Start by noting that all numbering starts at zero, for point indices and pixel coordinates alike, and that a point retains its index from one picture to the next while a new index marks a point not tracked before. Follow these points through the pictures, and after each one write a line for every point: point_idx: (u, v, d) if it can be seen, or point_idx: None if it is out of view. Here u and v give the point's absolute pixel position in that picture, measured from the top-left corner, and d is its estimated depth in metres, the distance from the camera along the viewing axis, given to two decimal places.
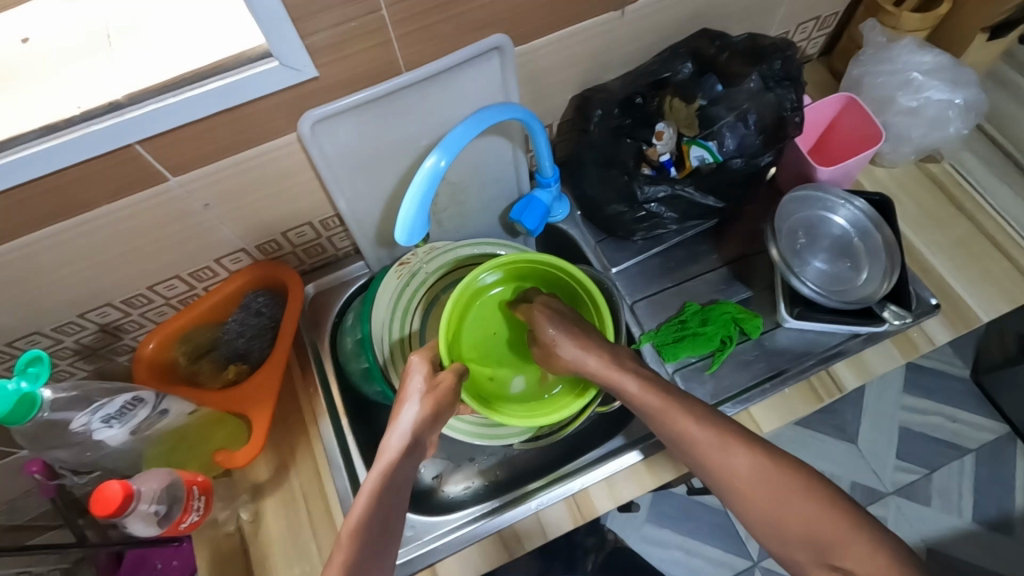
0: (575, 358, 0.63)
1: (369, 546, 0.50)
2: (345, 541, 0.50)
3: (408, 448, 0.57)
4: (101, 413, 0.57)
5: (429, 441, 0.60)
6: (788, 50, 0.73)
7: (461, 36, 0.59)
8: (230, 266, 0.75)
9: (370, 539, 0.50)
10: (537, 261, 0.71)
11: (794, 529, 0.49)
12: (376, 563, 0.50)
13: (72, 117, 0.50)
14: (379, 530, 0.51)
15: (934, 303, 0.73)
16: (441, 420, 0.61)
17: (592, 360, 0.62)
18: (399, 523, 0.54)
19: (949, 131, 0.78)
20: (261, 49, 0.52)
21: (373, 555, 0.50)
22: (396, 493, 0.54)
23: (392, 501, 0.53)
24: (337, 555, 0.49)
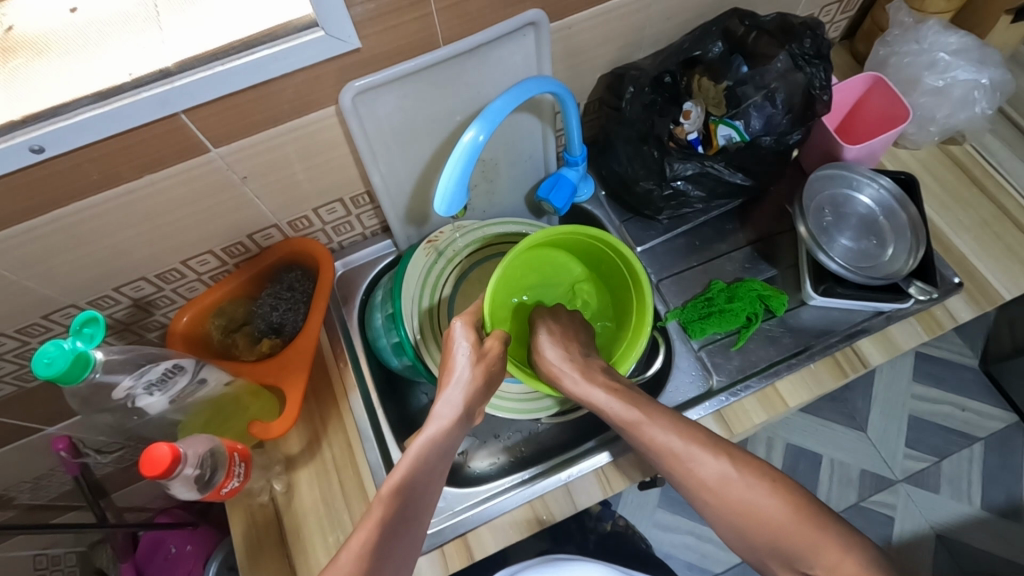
0: (555, 365, 0.64)
1: (405, 509, 0.50)
2: (383, 499, 0.50)
3: (456, 419, 0.57)
4: (145, 378, 0.58)
5: (474, 414, 0.60)
6: (817, 29, 0.73)
7: (500, 10, 0.60)
8: (262, 242, 0.76)
9: (408, 500, 0.50)
10: (575, 232, 0.71)
11: (760, 535, 0.49)
12: (410, 529, 0.49)
13: (124, 83, 0.51)
14: (417, 495, 0.51)
15: (957, 282, 0.74)
16: (487, 391, 0.61)
17: (570, 367, 0.63)
18: (438, 490, 0.54)
19: (975, 112, 0.79)
20: (308, 20, 0.53)
21: (405, 520, 0.49)
22: (439, 459, 0.54)
23: (434, 466, 0.53)
24: (374, 512, 0.49)
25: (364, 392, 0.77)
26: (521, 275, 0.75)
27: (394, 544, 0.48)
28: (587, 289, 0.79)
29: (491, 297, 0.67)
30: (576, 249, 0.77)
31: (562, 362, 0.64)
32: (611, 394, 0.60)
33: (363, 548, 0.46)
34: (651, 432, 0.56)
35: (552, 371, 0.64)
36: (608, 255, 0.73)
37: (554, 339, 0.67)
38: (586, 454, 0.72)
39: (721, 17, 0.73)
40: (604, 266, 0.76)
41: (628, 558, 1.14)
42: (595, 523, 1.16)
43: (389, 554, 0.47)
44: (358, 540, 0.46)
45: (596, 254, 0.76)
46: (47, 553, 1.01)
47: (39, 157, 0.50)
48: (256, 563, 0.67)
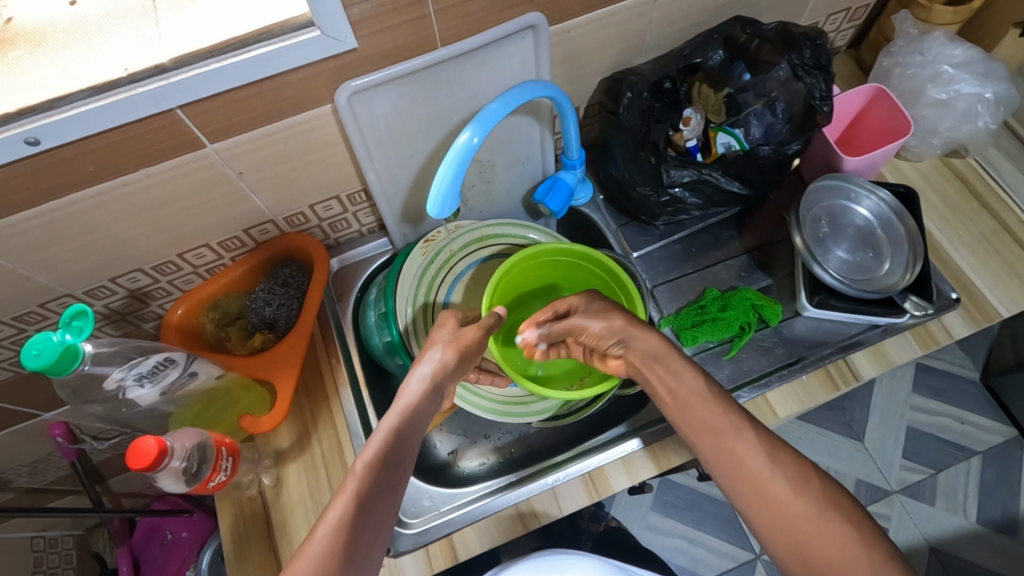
0: (634, 333, 0.60)
1: (383, 479, 0.49)
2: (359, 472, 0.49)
3: (424, 392, 0.56)
4: (136, 370, 0.59)
5: (447, 390, 0.60)
6: (818, 39, 0.73)
7: (498, 12, 0.59)
8: (258, 237, 0.76)
9: (383, 472, 0.49)
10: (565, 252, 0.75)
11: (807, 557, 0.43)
12: (386, 500, 0.49)
13: (118, 79, 0.51)
14: (394, 467, 0.50)
15: (954, 298, 0.73)
16: (461, 369, 0.60)
17: (656, 336, 0.59)
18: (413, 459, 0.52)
19: (978, 125, 0.78)
20: (304, 18, 0.53)
21: (382, 490, 0.48)
22: (413, 432, 0.53)
23: (407, 439, 0.53)
24: (350, 484, 0.48)
25: (355, 389, 0.77)
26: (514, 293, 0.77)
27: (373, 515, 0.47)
28: None
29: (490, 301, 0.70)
30: (562, 277, 0.79)
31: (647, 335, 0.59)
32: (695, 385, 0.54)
33: (341, 519, 0.46)
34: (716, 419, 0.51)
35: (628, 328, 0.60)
36: (601, 276, 0.75)
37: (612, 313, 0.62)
38: (580, 456, 0.72)
39: (722, 25, 0.73)
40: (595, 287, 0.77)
41: (619, 558, 1.15)
42: (588, 524, 1.17)
43: (367, 524, 0.46)
44: (336, 512, 0.46)
45: (577, 278, 0.78)
46: (45, 536, 1.02)
47: (34, 149, 0.50)
48: (242, 555, 0.68)
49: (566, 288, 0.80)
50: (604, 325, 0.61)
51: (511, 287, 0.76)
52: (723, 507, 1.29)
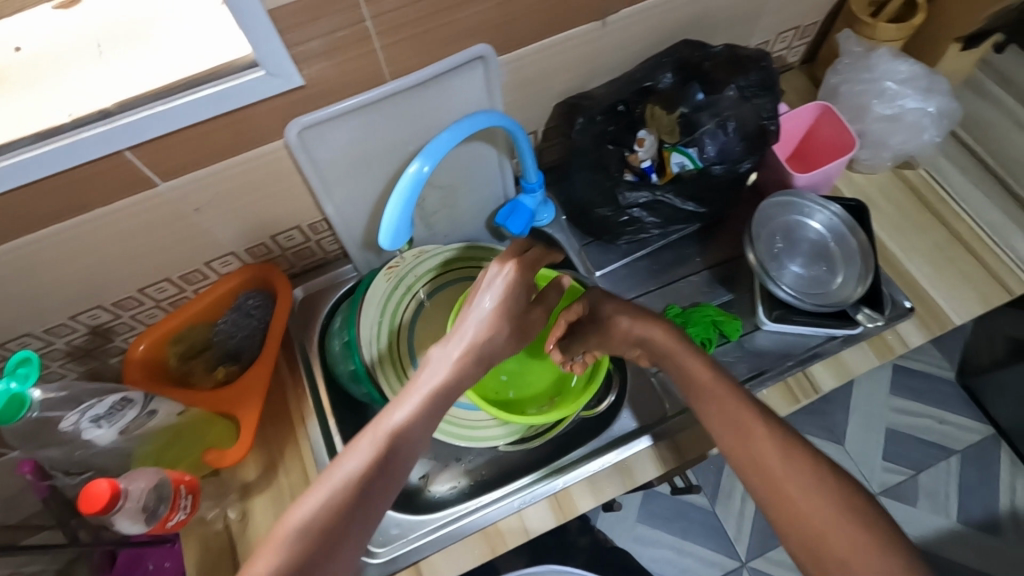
0: (638, 329, 0.65)
1: (361, 485, 0.48)
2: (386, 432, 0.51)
3: (423, 402, 0.55)
4: (90, 413, 0.58)
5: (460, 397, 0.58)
6: (763, 61, 0.75)
7: (447, 45, 0.61)
8: (220, 269, 0.76)
9: (363, 480, 0.48)
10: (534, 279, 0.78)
11: None
12: (363, 509, 0.48)
13: (62, 124, 0.51)
14: (375, 473, 0.49)
15: (908, 307, 0.74)
16: (469, 375, 0.58)
17: (658, 332, 0.64)
18: (436, 423, 0.56)
19: (924, 139, 0.80)
20: (248, 58, 0.53)
21: (360, 497, 0.48)
22: (407, 443, 0.52)
23: (399, 449, 0.51)
24: (327, 484, 0.48)
25: (321, 418, 0.77)
26: None
27: (388, 476, 0.50)
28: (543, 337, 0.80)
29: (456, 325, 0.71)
30: None
31: (654, 331, 0.64)
32: (710, 372, 0.59)
33: (310, 517, 0.46)
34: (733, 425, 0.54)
35: (630, 330, 0.66)
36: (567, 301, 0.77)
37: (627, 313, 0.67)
38: (546, 477, 0.72)
39: (674, 48, 0.75)
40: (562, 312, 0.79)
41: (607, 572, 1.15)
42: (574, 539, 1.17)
43: (334, 529, 0.46)
44: (307, 510, 0.46)
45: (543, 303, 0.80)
46: None
47: None
48: None
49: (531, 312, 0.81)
50: (630, 326, 0.66)
51: None
52: (709, 516, 1.29)
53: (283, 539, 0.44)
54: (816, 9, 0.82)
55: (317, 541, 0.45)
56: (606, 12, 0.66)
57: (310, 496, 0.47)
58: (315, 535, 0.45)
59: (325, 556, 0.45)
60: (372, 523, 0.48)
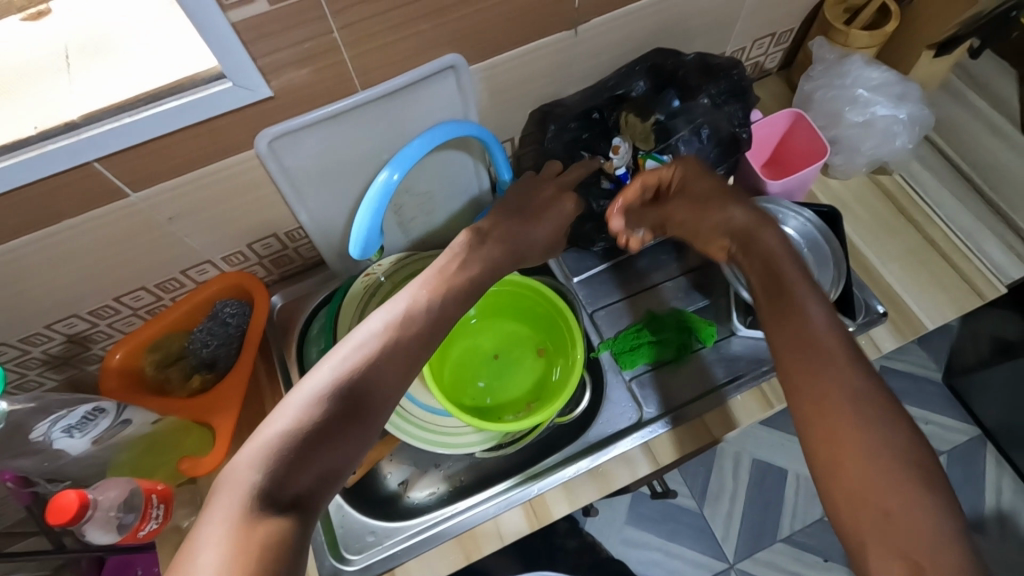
0: (748, 224, 0.66)
1: (330, 398, 0.48)
2: (408, 314, 0.54)
3: (395, 319, 0.54)
4: (62, 422, 0.59)
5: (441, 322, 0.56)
6: (734, 69, 0.78)
7: (416, 56, 0.61)
8: (197, 277, 0.76)
9: (330, 392, 0.48)
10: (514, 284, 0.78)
11: None
12: (335, 419, 0.47)
13: (28, 136, 0.51)
14: (344, 386, 0.48)
15: (881, 311, 0.75)
16: (446, 301, 0.57)
17: (774, 240, 0.64)
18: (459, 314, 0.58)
19: (897, 144, 0.81)
20: (214, 70, 0.54)
21: (329, 407, 0.47)
22: (378, 356, 0.51)
23: (371, 362, 0.50)
24: (294, 398, 0.48)
25: None
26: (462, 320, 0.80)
27: (406, 349, 0.52)
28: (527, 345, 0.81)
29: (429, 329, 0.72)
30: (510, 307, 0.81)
31: (766, 238, 0.64)
32: (802, 281, 0.59)
33: (277, 426, 0.45)
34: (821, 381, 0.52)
35: (733, 227, 0.66)
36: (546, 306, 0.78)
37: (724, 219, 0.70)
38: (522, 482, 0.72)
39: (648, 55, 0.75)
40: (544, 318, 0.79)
41: None
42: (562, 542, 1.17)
43: (303, 436, 0.45)
44: (276, 422, 0.46)
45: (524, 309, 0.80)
46: None
47: None
48: None
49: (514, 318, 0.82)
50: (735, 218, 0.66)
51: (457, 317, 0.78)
52: (697, 518, 1.30)
53: (308, 400, 0.47)
54: (790, 16, 0.83)
55: (330, 405, 0.47)
56: (578, 21, 0.67)
57: (330, 368, 0.50)
58: (336, 400, 0.48)
59: (347, 421, 0.47)
60: (383, 395, 0.50)
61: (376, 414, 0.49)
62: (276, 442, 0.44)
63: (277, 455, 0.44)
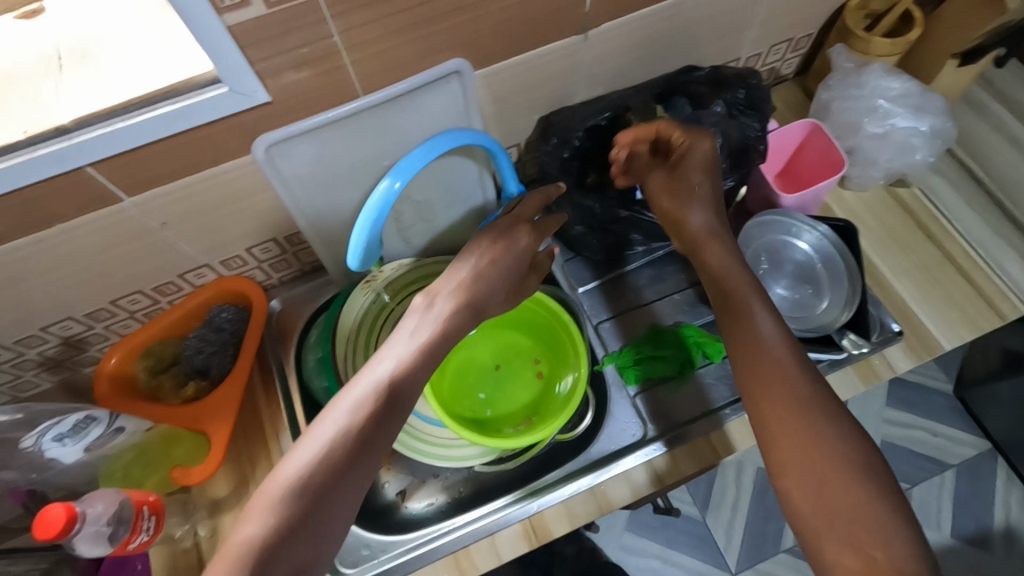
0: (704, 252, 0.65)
1: (303, 491, 0.48)
2: (373, 389, 0.54)
3: (368, 398, 0.53)
4: (54, 431, 0.57)
5: (414, 393, 0.55)
6: (751, 80, 0.75)
7: (418, 61, 0.59)
8: (195, 281, 0.75)
9: (303, 484, 0.48)
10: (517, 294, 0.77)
11: None
12: (308, 512, 0.47)
13: (17, 141, 0.50)
14: (318, 477, 0.48)
15: (896, 330, 0.72)
16: (418, 375, 0.56)
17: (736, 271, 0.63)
18: (429, 375, 0.57)
19: (915, 158, 0.78)
20: (210, 73, 0.52)
21: (301, 501, 0.47)
22: (352, 441, 0.50)
23: (344, 449, 0.50)
24: (268, 491, 0.48)
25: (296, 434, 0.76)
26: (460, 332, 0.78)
27: (379, 429, 0.52)
28: (527, 357, 0.79)
29: None
30: (510, 318, 0.80)
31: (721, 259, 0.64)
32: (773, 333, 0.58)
33: (251, 526, 0.46)
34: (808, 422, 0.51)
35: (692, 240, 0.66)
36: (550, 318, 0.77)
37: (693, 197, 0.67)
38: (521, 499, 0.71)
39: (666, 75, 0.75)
40: (546, 330, 0.78)
41: None
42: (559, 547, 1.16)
43: (277, 534, 0.46)
44: (250, 520, 0.46)
45: (528, 320, 0.79)
46: None
47: None
48: None
49: (514, 330, 0.80)
50: (696, 224, 0.66)
51: None
52: (697, 526, 1.28)
53: (274, 498, 0.47)
54: (810, 21, 0.80)
55: (303, 497, 0.47)
56: (587, 25, 0.64)
57: (303, 455, 0.50)
58: (308, 492, 0.48)
59: (319, 509, 0.47)
60: (359, 482, 0.50)
61: (352, 490, 0.49)
62: (248, 541, 0.45)
63: (249, 556, 0.44)
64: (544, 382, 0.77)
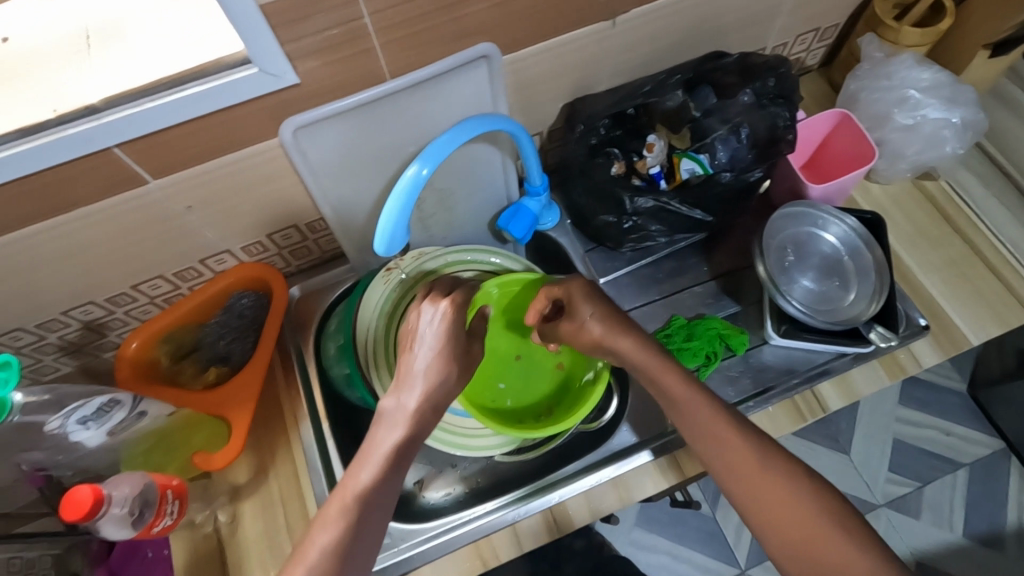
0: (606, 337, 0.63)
1: None
2: (352, 497, 0.52)
3: (353, 504, 0.51)
4: (78, 415, 0.57)
5: (394, 493, 0.54)
6: (781, 68, 0.73)
7: (445, 46, 0.58)
8: (215, 266, 0.75)
9: None
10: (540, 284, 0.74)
11: None
12: None
13: (47, 120, 0.49)
14: None
15: (923, 324, 0.72)
16: (397, 472, 0.55)
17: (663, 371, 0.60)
18: (404, 472, 0.56)
19: (945, 150, 0.77)
20: (240, 54, 0.51)
21: None
22: (343, 554, 0.49)
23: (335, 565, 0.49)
24: None
25: (316, 422, 0.76)
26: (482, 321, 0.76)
27: (368, 536, 0.51)
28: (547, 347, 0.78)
29: None
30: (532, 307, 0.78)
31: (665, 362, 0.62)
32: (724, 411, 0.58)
33: None
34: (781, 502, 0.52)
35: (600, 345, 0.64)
36: None
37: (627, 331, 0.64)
38: (543, 489, 0.71)
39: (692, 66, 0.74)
40: None
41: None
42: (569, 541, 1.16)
43: None
44: None
45: None
46: None
47: None
48: None
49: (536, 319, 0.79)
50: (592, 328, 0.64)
51: None
52: (707, 522, 1.28)
53: None
54: (838, 10, 0.78)
55: None
56: (616, 11, 0.63)
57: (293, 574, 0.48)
58: None
59: None
60: None
61: None
62: None
63: None
64: (565, 371, 0.77)
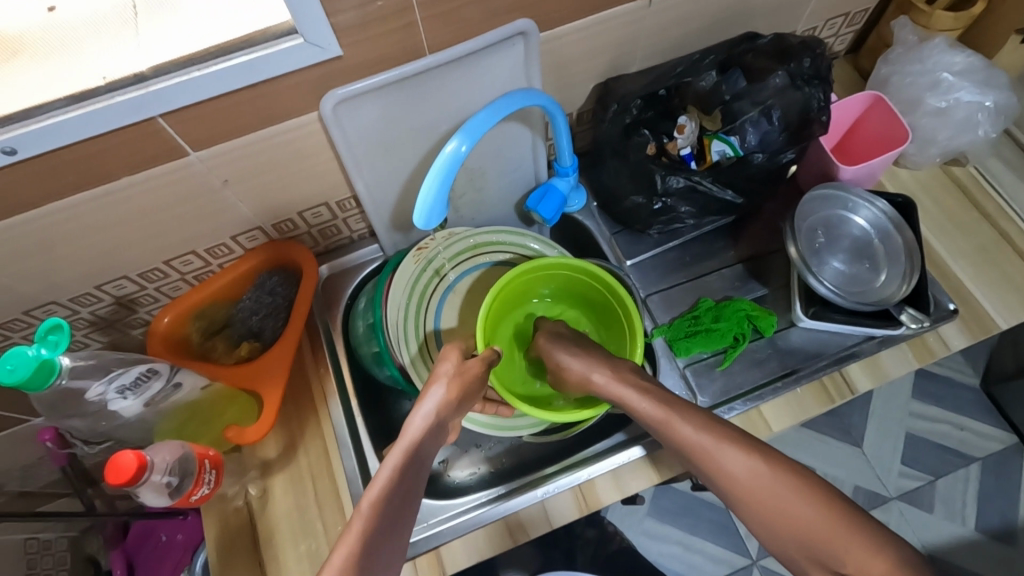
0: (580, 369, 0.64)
1: None
2: (363, 512, 0.48)
3: (366, 517, 0.47)
4: (117, 383, 0.58)
5: (407, 514, 0.50)
6: (817, 49, 0.73)
7: (486, 22, 0.59)
8: (246, 244, 0.75)
9: None
10: (569, 268, 0.74)
11: None
12: None
13: (96, 87, 0.50)
14: None
15: (952, 309, 0.72)
16: (410, 493, 0.51)
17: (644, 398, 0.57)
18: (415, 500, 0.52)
19: (977, 134, 0.77)
20: (287, 25, 0.52)
21: None
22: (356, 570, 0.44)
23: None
24: None
25: (345, 400, 0.76)
26: (512, 305, 0.77)
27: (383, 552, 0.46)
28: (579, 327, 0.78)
29: (483, 320, 0.69)
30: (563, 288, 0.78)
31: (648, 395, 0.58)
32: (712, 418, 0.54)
33: None
34: (790, 508, 0.46)
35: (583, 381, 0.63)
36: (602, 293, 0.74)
37: (595, 362, 0.63)
38: (572, 467, 0.71)
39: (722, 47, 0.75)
40: (598, 302, 0.76)
41: None
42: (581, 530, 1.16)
43: None
44: None
45: (581, 291, 0.77)
46: (38, 538, 0.85)
47: (11, 158, 0.49)
48: (228, 567, 0.67)
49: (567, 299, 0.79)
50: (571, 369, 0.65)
51: (507, 302, 0.75)
52: (718, 512, 1.28)
53: None
54: None
55: None
56: None
57: None
58: None
59: None
60: None
61: None
62: None
63: None
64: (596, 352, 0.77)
